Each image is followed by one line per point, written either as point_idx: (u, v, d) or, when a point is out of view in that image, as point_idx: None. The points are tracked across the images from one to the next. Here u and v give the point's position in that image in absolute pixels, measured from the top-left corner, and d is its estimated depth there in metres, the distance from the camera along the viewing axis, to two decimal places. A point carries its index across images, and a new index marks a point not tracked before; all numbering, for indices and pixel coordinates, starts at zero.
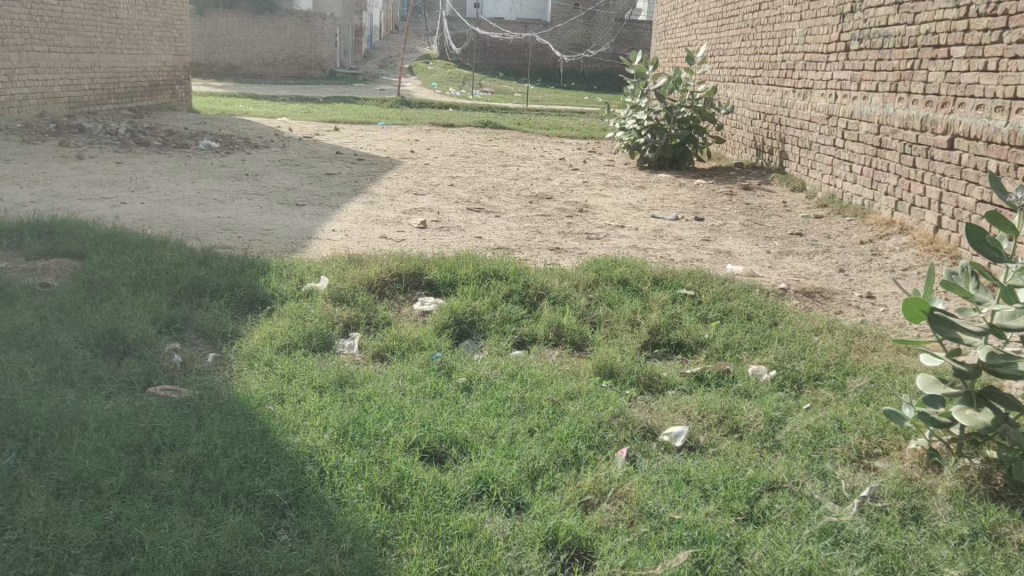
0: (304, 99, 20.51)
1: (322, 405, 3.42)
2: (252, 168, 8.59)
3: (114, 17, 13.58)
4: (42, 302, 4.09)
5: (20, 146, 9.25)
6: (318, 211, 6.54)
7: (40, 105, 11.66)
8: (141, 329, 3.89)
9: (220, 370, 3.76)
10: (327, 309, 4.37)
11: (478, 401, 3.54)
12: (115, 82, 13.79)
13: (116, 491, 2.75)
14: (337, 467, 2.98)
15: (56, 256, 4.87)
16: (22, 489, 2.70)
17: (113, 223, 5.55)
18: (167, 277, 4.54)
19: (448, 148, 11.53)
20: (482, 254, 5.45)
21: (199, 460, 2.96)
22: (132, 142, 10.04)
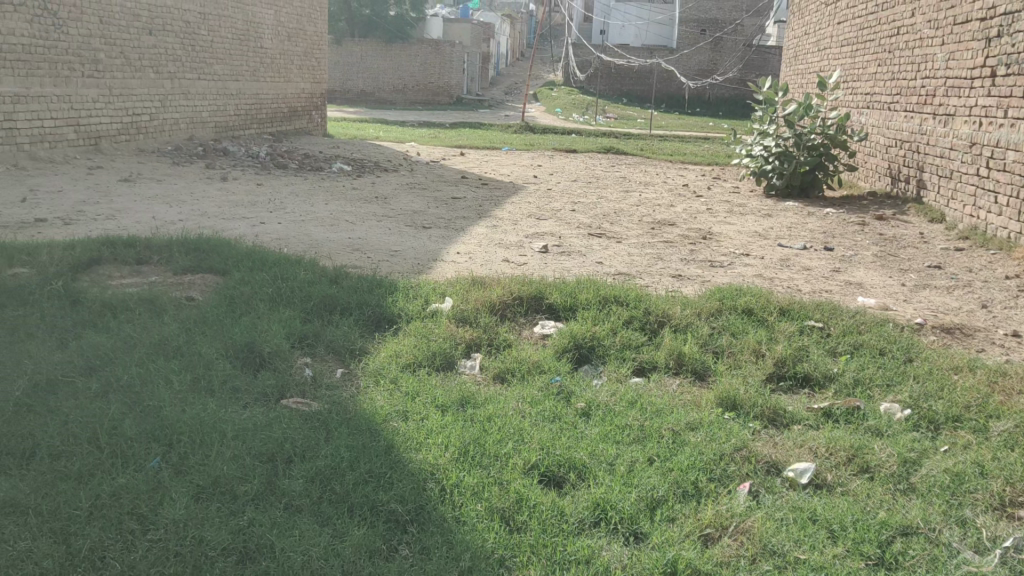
0: (433, 125, 21.14)
1: (444, 424, 3.50)
2: (380, 190, 8.89)
3: (258, 46, 14.38)
4: (186, 315, 4.35)
5: (172, 168, 9.91)
6: (444, 234, 6.71)
7: (189, 130, 12.46)
8: (276, 343, 4.08)
9: (348, 386, 3.90)
10: (450, 330, 4.46)
11: (597, 427, 3.54)
12: (257, 108, 14.57)
13: (251, 497, 2.90)
14: (458, 486, 3.04)
15: (201, 271, 5.16)
16: (166, 492, 2.87)
17: (251, 242, 5.85)
18: (300, 294, 4.76)
19: (571, 174, 11.59)
20: (603, 279, 5.46)
21: (326, 471, 3.08)
22: (272, 165, 10.58)
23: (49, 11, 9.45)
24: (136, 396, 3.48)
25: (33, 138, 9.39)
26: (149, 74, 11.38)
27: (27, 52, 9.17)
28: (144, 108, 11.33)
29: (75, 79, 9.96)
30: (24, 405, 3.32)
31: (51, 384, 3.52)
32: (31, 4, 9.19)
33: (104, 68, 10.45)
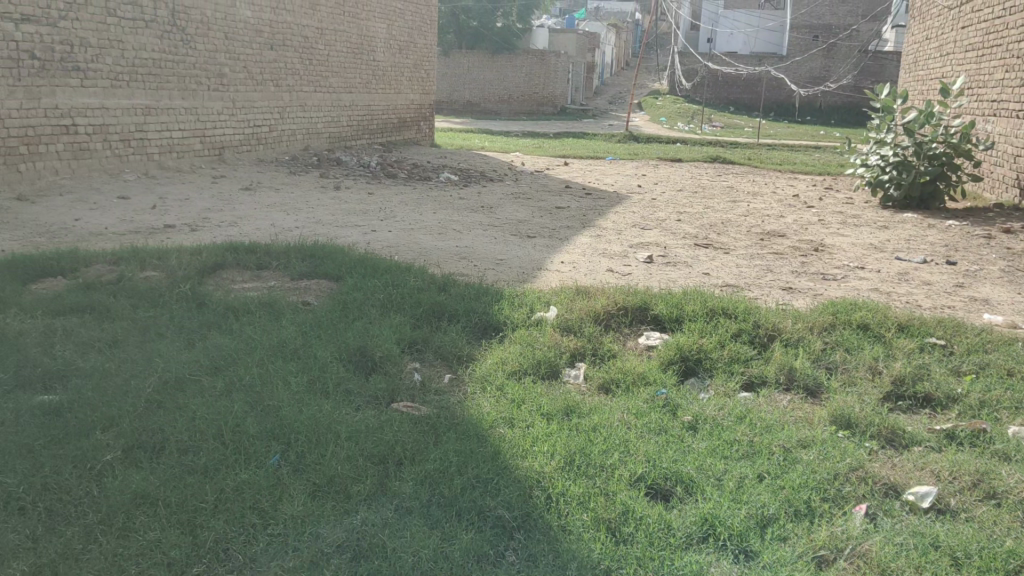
0: (537, 135, 21.27)
1: (549, 432, 3.52)
2: (487, 200, 9.00)
3: (371, 59, 14.79)
4: (303, 319, 4.51)
5: (288, 177, 10.30)
6: (549, 243, 6.74)
7: (305, 140, 12.94)
8: (387, 348, 4.19)
9: (455, 392, 3.97)
10: (555, 338, 4.48)
11: (704, 441, 3.49)
12: (368, 119, 14.99)
13: (363, 497, 2.99)
14: (563, 494, 3.05)
15: (316, 277, 5.35)
16: (284, 489, 2.99)
17: (362, 249, 6.03)
18: (410, 300, 4.87)
19: (676, 184, 11.46)
20: (710, 291, 5.38)
21: (435, 475, 3.14)
22: (382, 174, 10.87)
23: (179, 28, 9.98)
24: (257, 395, 3.63)
25: (162, 149, 9.93)
26: (268, 87, 11.87)
27: (158, 67, 9.71)
28: (264, 119, 11.84)
29: (201, 92, 10.49)
30: (155, 400, 3.51)
31: (179, 381, 3.71)
32: (163, 22, 9.73)
33: (228, 82, 10.97)
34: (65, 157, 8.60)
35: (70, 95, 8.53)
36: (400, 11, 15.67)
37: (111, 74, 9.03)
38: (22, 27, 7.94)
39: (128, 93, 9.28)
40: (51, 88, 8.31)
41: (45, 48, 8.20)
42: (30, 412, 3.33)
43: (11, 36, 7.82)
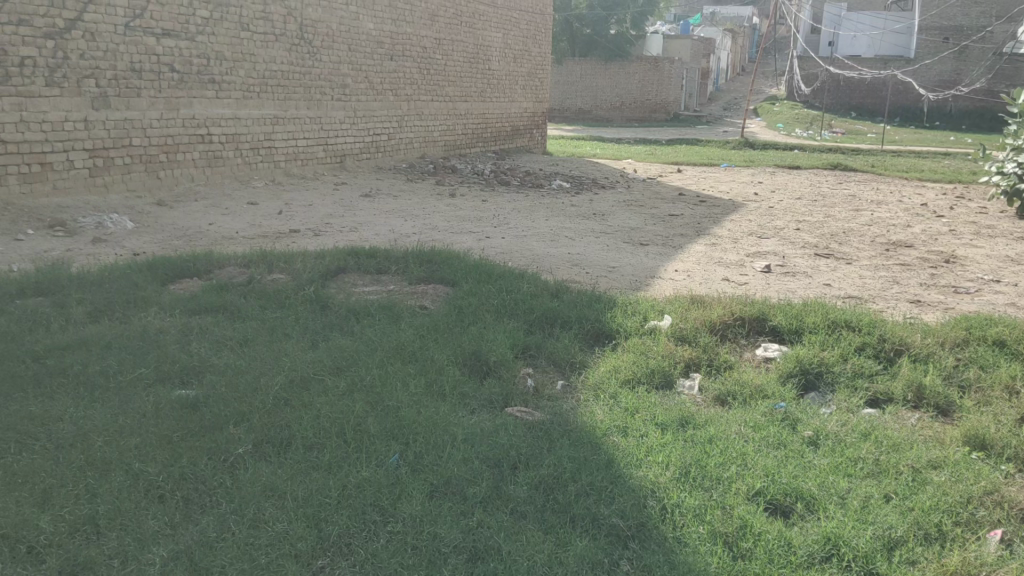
0: (649, 142, 21.11)
1: (664, 443, 3.48)
2: (599, 207, 8.99)
3: (487, 68, 15.02)
4: (421, 322, 4.62)
5: (406, 184, 10.57)
6: (662, 251, 6.68)
7: (421, 148, 13.26)
8: (501, 352, 4.24)
9: (568, 399, 3.98)
10: (669, 347, 4.43)
11: (826, 458, 3.38)
12: (483, 127, 15.23)
13: (479, 500, 3.03)
14: (679, 506, 3.02)
15: (433, 282, 5.47)
16: (403, 488, 3.07)
17: (477, 254, 6.12)
18: (523, 306, 4.92)
19: (795, 191, 11.14)
20: (832, 303, 5.22)
21: (550, 480, 3.16)
22: (495, 182, 11.01)
23: (306, 40, 10.38)
24: (377, 396, 3.74)
25: (288, 156, 10.36)
26: (388, 97, 12.21)
27: (286, 78, 10.13)
28: (384, 128, 12.19)
29: (326, 102, 10.89)
30: (283, 397, 3.67)
31: (305, 380, 3.86)
32: (292, 35, 10.15)
33: (351, 92, 11.35)
34: (201, 165, 9.09)
35: (206, 106, 9.01)
36: (516, 20, 15.85)
37: (243, 86, 9.49)
38: (164, 41, 8.42)
39: (258, 103, 9.74)
40: (189, 99, 8.79)
41: (185, 61, 8.68)
42: (170, 405, 3.53)
43: (154, 49, 8.30)
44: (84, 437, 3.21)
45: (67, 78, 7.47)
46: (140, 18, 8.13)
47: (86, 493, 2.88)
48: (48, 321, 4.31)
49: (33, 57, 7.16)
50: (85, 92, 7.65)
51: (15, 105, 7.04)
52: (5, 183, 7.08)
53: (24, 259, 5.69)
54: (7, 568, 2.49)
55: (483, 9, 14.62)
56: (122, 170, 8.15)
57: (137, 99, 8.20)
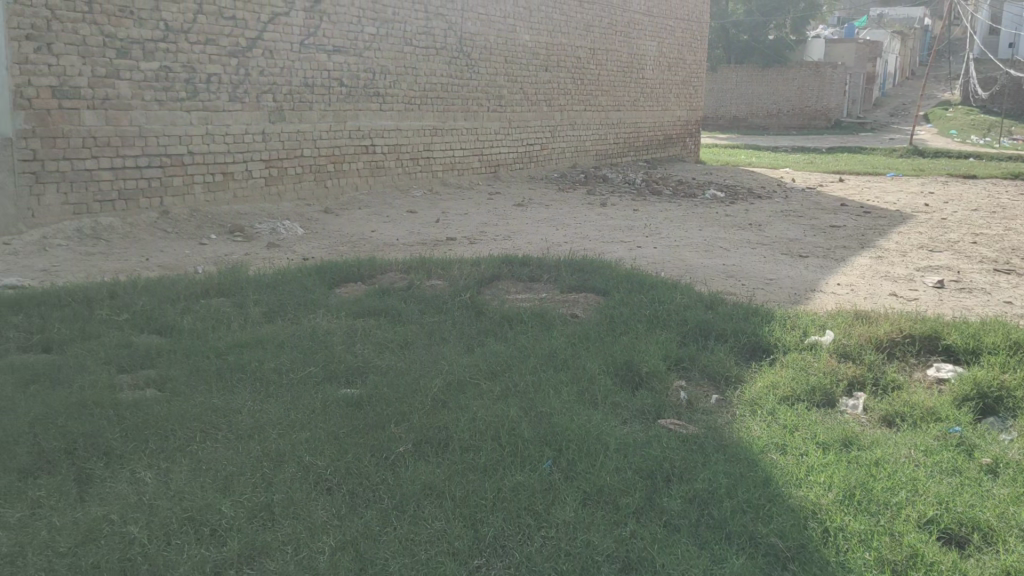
0: (807, 150, 20.34)
1: (826, 463, 3.35)
2: (755, 217, 8.75)
3: (640, 77, 14.93)
4: (572, 331, 4.65)
5: (558, 194, 10.65)
6: (823, 264, 6.42)
7: (573, 157, 13.36)
8: (653, 363, 4.20)
9: (723, 413, 3.89)
10: (832, 364, 4.26)
11: (1007, 487, 3.15)
12: (635, 137, 15.16)
13: (632, 510, 3.02)
14: (842, 529, 2.89)
15: (585, 290, 5.49)
16: (557, 494, 3.10)
17: (629, 264, 6.10)
18: (677, 317, 4.86)
19: (970, 202, 10.44)
20: (1014, 322, 4.86)
21: (704, 495, 3.10)
22: (647, 191, 10.91)
23: (465, 54, 10.68)
24: (530, 402, 3.79)
25: (445, 166, 10.68)
26: (543, 107, 12.37)
27: (446, 91, 10.46)
28: (537, 138, 12.35)
29: (482, 113, 11.15)
30: (440, 400, 3.78)
31: (461, 384, 3.96)
32: (451, 49, 10.46)
33: (506, 103, 11.57)
34: (364, 174, 9.52)
35: (370, 118, 9.43)
36: (671, 28, 15.68)
37: (405, 98, 9.86)
38: (334, 57, 8.87)
39: (418, 115, 10.09)
40: (355, 112, 9.22)
41: (352, 76, 9.12)
42: (336, 403, 3.71)
43: (325, 65, 8.77)
44: (260, 430, 3.43)
45: (248, 93, 8.01)
46: (314, 36, 8.60)
47: (262, 482, 3.07)
48: (229, 319, 4.64)
49: (219, 75, 7.71)
50: (262, 107, 8.17)
51: (202, 119, 7.61)
52: (192, 192, 7.66)
53: (207, 262, 6.15)
54: (194, 546, 2.68)
55: (638, 18, 14.56)
56: (293, 180, 8.65)
57: (309, 112, 8.67)
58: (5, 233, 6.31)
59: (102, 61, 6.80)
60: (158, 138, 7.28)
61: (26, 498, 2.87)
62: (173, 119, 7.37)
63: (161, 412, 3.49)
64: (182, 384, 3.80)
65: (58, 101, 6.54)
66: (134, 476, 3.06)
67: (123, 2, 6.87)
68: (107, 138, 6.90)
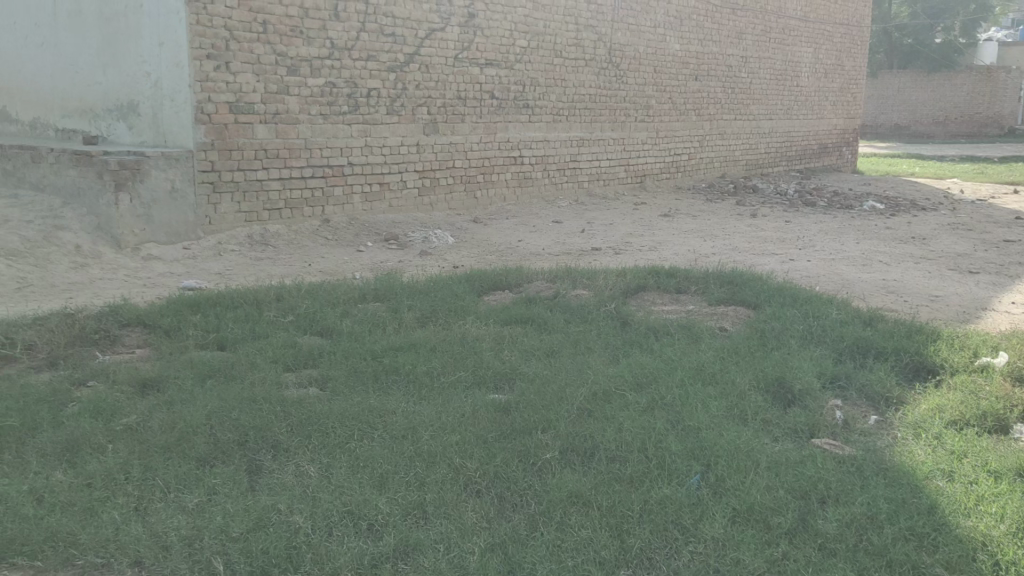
0: (978, 159, 19.10)
1: (998, 492, 3.13)
2: (919, 230, 8.29)
3: (795, 84, 14.48)
4: (721, 344, 4.56)
5: (705, 204, 10.47)
6: (995, 281, 6.02)
7: (722, 167, 13.10)
8: (807, 381, 4.06)
9: (883, 435, 3.71)
10: (1006, 388, 3.98)
11: None
12: (788, 146, 14.70)
13: (785, 531, 2.93)
14: (1016, 564, 2.70)
15: (734, 303, 5.38)
16: (706, 509, 3.04)
17: (781, 277, 5.93)
18: (832, 334, 4.69)
19: None
20: None
21: (863, 520, 2.96)
22: (800, 202, 10.55)
23: (615, 64, 10.70)
24: (678, 415, 3.75)
25: (592, 177, 10.73)
26: (692, 117, 12.21)
27: (594, 102, 10.51)
28: (685, 148, 12.21)
29: (630, 123, 11.13)
30: (587, 409, 3.80)
31: (607, 394, 3.96)
32: (601, 59, 10.51)
33: (654, 113, 11.50)
34: (512, 185, 9.69)
35: (519, 129, 9.60)
36: (829, 34, 15.12)
37: (554, 110, 9.98)
38: (486, 71, 9.11)
39: (567, 126, 10.19)
40: (505, 124, 9.42)
41: (503, 88, 9.33)
42: (486, 408, 3.80)
43: (477, 78, 9.01)
44: (413, 431, 3.56)
45: (405, 106, 8.33)
46: (468, 50, 8.86)
47: (415, 481, 3.19)
48: (385, 324, 4.84)
49: (379, 89, 8.07)
50: (418, 119, 8.48)
51: (362, 131, 7.97)
52: (351, 201, 8.03)
53: (365, 268, 6.44)
54: (353, 539, 2.81)
55: (794, 24, 14.13)
56: (445, 190, 8.91)
57: (461, 124, 8.92)
58: (185, 239, 6.82)
59: (274, 78, 7.24)
60: (322, 150, 7.68)
61: (204, 484, 3.09)
62: (336, 132, 7.76)
63: (324, 409, 3.68)
64: (342, 384, 3.99)
65: (234, 116, 7.00)
66: (299, 469, 3.24)
67: (294, 22, 7.31)
68: (276, 150, 7.34)
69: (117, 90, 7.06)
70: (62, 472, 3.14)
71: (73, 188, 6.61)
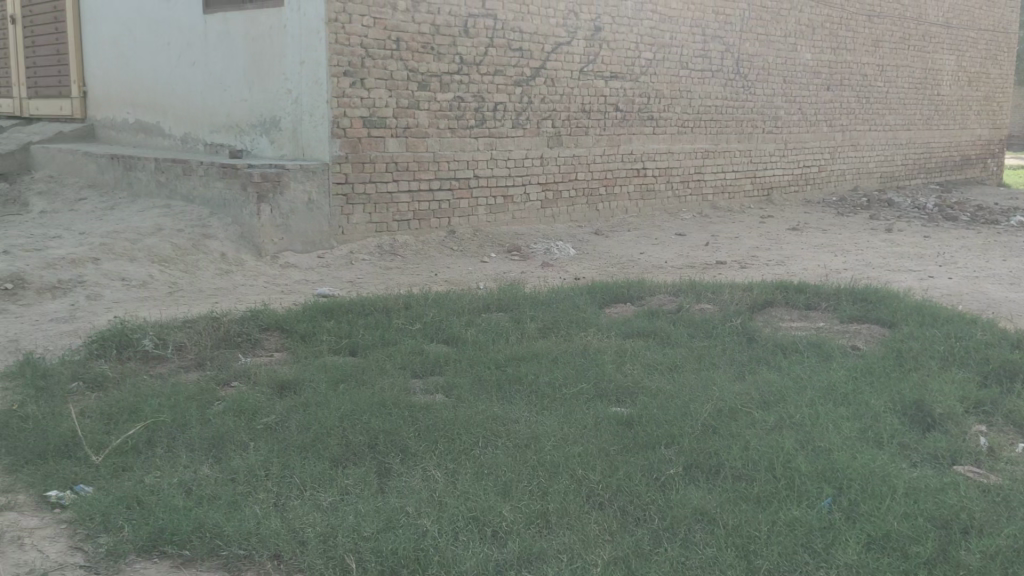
0: None
1: None
2: None
3: (936, 93, 13.82)
4: (854, 364, 4.40)
5: (836, 218, 10.11)
6: None
7: (854, 180, 12.61)
8: (948, 406, 3.86)
9: None
10: None
11: None
12: (927, 157, 14.02)
13: (923, 560, 2.79)
14: None
15: (869, 321, 5.18)
16: (838, 533, 2.94)
17: (920, 295, 5.67)
18: (976, 357, 4.44)
19: None
20: None
21: (1009, 553, 2.80)
22: (939, 217, 10.04)
23: (743, 75, 10.51)
24: (808, 435, 3.64)
25: (717, 189, 10.55)
26: (823, 128, 11.85)
27: (720, 113, 10.35)
28: (815, 160, 11.85)
29: (757, 135, 10.90)
30: (711, 425, 3.74)
31: (733, 411, 3.88)
32: (728, 70, 10.34)
33: (783, 124, 11.22)
34: (635, 197, 9.64)
35: (643, 142, 9.55)
36: (974, 40, 14.36)
37: (679, 122, 9.89)
38: (612, 83, 9.12)
39: (692, 138, 10.07)
40: (629, 137, 9.40)
41: (628, 101, 9.31)
42: (608, 421, 3.80)
43: (602, 91, 9.03)
44: (536, 440, 3.60)
45: (530, 120, 8.44)
46: (594, 64, 8.91)
47: (538, 490, 3.22)
48: (509, 334, 4.91)
49: (505, 103, 8.20)
50: (542, 132, 8.56)
51: (487, 145, 8.12)
52: (475, 213, 8.18)
53: (489, 279, 6.55)
54: (478, 545, 2.86)
55: (936, 30, 13.49)
56: (567, 203, 8.96)
57: (585, 137, 8.96)
58: (319, 248, 7.11)
59: (405, 93, 7.47)
60: (449, 162, 7.86)
61: (337, 485, 3.22)
62: (463, 145, 7.93)
63: (450, 417, 3.76)
64: (467, 392, 4.07)
65: (367, 130, 7.26)
66: (426, 474, 3.33)
67: (425, 39, 7.53)
68: (406, 163, 7.55)
69: (261, 106, 7.48)
70: (209, 467, 3.34)
71: (219, 199, 7.01)
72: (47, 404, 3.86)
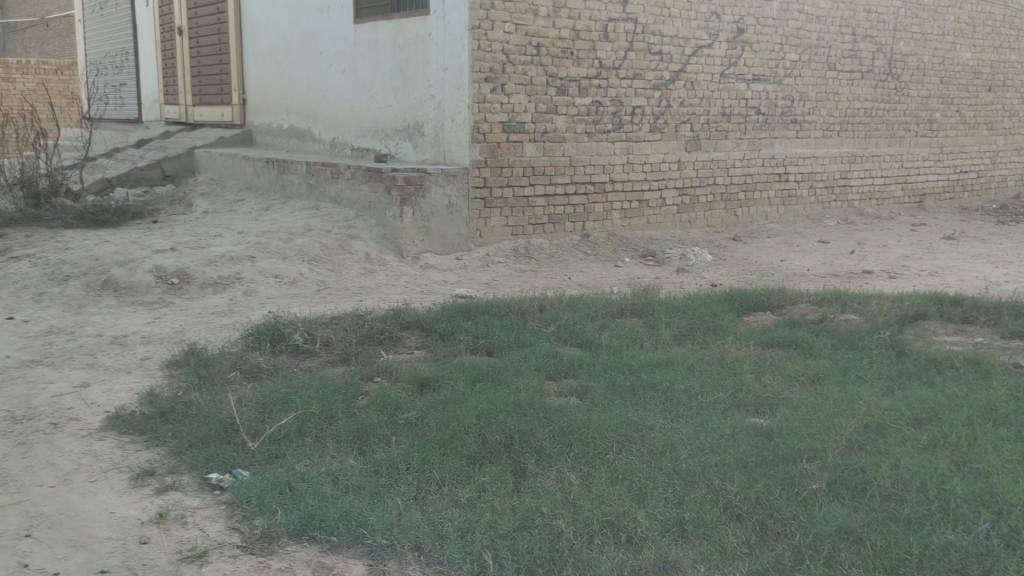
0: None
1: None
2: None
3: None
4: (1016, 382, 4.12)
5: (995, 227, 9.50)
6: None
7: (1017, 186, 11.82)
8: None
9: None
10: None
11: None
12: None
13: None
14: None
15: None
16: (997, 560, 2.76)
17: None
18: None
19: None
20: None
21: None
22: None
23: (895, 76, 10.03)
24: (964, 456, 3.43)
25: (863, 195, 10.13)
26: (982, 131, 11.17)
27: (870, 116, 9.92)
28: (973, 165, 11.19)
29: (910, 138, 10.38)
30: (857, 441, 3.59)
31: (882, 427, 3.71)
32: (879, 71, 9.88)
33: (938, 127, 10.64)
34: (776, 203, 9.37)
35: (786, 145, 9.27)
36: None
37: (824, 125, 9.55)
38: (754, 86, 8.90)
39: (838, 142, 9.71)
40: (771, 140, 9.14)
41: (770, 104, 9.06)
42: (746, 431, 3.71)
43: (744, 94, 8.83)
44: (671, 448, 3.55)
45: (667, 124, 8.34)
46: (735, 66, 8.72)
47: (674, 498, 3.18)
48: (643, 339, 4.87)
49: (643, 107, 8.15)
50: (680, 136, 8.45)
51: (623, 149, 8.08)
52: (610, 217, 8.15)
53: (623, 283, 6.52)
54: (613, 549, 2.86)
55: None
56: (704, 207, 8.80)
57: (724, 141, 8.79)
58: (457, 250, 7.28)
59: (544, 98, 7.54)
60: (585, 167, 7.87)
61: (474, 482, 3.28)
62: (599, 150, 7.93)
63: (584, 420, 3.77)
64: (602, 396, 4.07)
65: (506, 135, 7.36)
66: (560, 476, 3.35)
67: (565, 44, 7.57)
68: (542, 167, 7.62)
69: (406, 112, 7.73)
70: (354, 458, 3.48)
71: (365, 202, 7.29)
72: (209, 391, 4.13)
